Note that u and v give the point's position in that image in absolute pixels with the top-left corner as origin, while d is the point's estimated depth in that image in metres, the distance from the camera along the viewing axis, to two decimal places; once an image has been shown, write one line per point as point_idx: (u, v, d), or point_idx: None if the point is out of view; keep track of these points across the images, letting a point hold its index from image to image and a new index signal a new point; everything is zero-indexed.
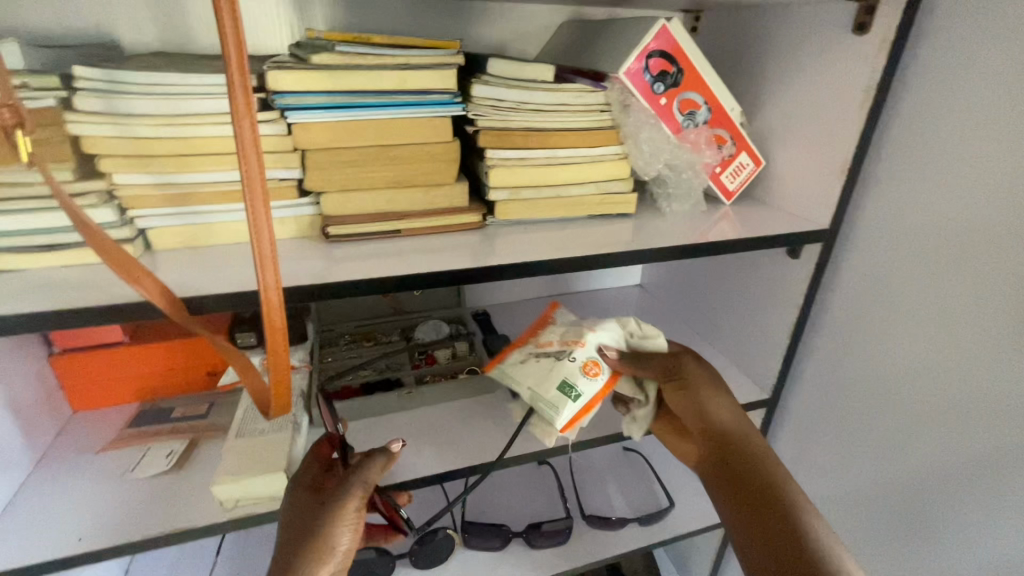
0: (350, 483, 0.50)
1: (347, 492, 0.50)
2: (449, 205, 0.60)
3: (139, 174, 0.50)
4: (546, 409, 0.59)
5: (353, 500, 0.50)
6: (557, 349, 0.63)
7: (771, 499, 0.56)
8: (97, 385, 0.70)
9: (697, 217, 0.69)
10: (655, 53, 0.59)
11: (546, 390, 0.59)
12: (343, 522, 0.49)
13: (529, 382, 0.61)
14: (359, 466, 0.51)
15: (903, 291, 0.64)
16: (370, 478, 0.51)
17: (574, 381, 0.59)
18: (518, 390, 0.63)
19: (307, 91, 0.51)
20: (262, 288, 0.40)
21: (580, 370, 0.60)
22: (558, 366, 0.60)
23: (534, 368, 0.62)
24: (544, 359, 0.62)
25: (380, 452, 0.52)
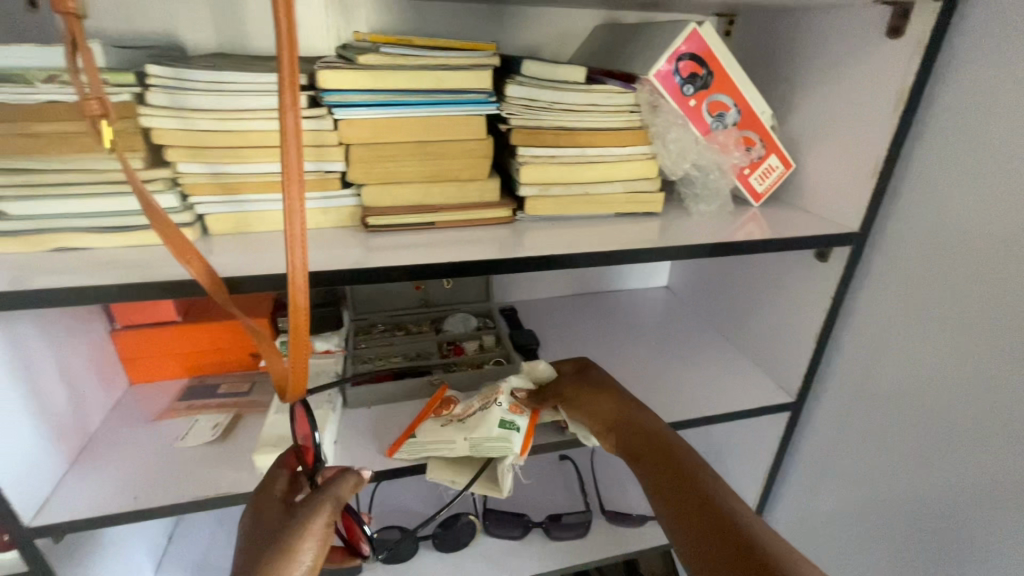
0: (321, 497, 0.48)
1: (317, 506, 0.47)
2: (481, 199, 0.63)
3: (200, 164, 0.54)
4: (494, 447, 0.65)
5: (323, 515, 0.47)
6: (480, 403, 0.68)
7: (691, 490, 0.56)
8: (151, 360, 0.76)
9: (723, 217, 0.69)
10: (686, 56, 0.61)
11: (483, 432, 0.65)
12: (312, 537, 0.46)
13: (463, 433, 0.66)
14: (332, 482, 0.49)
15: (935, 297, 0.64)
16: (340, 495, 0.49)
17: (507, 418, 0.66)
18: (453, 450, 0.66)
19: (353, 89, 0.55)
20: (290, 270, 0.39)
21: (510, 411, 0.66)
22: (489, 413, 0.66)
23: (463, 426, 0.66)
24: (471, 413, 0.68)
25: (353, 471, 0.51)
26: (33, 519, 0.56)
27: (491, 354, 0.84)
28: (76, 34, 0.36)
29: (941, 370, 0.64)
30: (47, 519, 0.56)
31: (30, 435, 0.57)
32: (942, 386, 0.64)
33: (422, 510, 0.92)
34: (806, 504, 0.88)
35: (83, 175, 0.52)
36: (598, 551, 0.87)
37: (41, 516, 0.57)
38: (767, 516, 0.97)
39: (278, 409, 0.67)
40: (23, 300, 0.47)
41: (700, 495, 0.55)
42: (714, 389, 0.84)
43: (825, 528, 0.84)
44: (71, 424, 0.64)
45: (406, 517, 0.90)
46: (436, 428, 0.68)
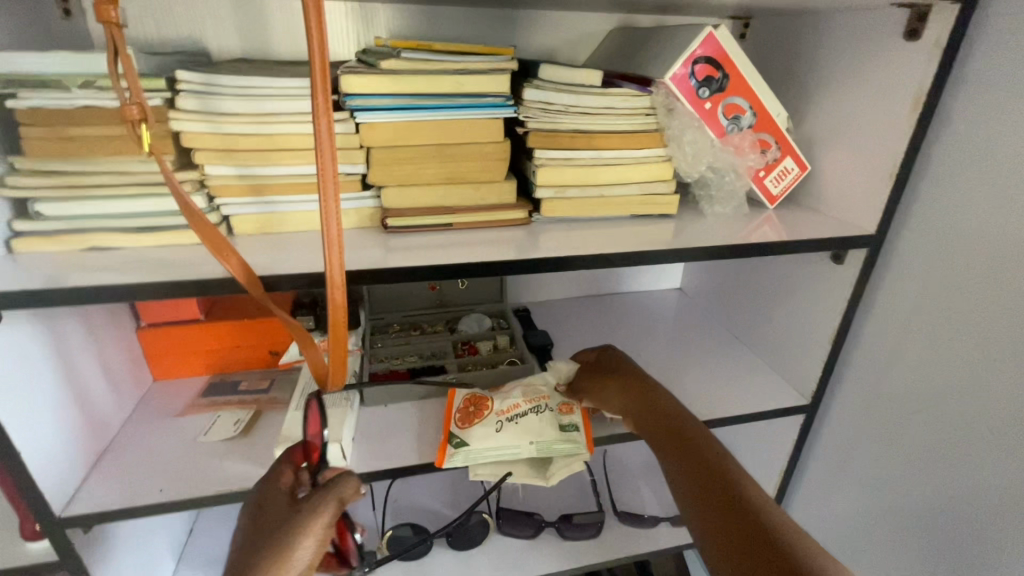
0: (325, 497, 0.50)
1: (321, 506, 0.49)
2: (498, 201, 0.64)
3: (226, 167, 0.56)
4: (562, 449, 0.67)
5: (326, 515, 0.49)
6: (529, 407, 0.70)
7: (713, 472, 0.58)
8: (174, 357, 0.78)
9: (738, 220, 0.70)
10: (702, 59, 0.62)
11: (550, 437, 0.67)
12: (313, 535, 0.48)
13: (527, 439, 0.67)
14: (334, 483, 0.51)
15: (955, 299, 0.63)
16: (343, 496, 0.51)
17: (565, 422, 0.69)
18: (519, 455, 0.66)
19: (374, 93, 0.56)
20: (328, 270, 0.44)
21: (563, 414, 0.70)
22: (546, 418, 0.69)
23: (523, 430, 0.68)
24: (524, 418, 0.69)
25: (356, 473, 0.52)
26: (64, 509, 0.58)
27: (506, 354, 0.85)
28: (117, 42, 0.38)
29: (961, 374, 0.64)
30: (78, 509, 0.58)
31: (62, 427, 0.59)
32: (963, 389, 0.64)
33: (436, 508, 0.93)
34: (819, 508, 0.88)
35: (118, 178, 0.54)
36: (611, 551, 0.87)
37: (72, 506, 0.58)
38: None
39: (298, 406, 0.68)
40: (59, 297, 0.49)
41: (732, 487, 0.56)
42: (728, 391, 0.84)
43: (840, 532, 0.84)
44: (100, 417, 0.66)
45: (421, 515, 0.91)
46: (488, 435, 0.67)
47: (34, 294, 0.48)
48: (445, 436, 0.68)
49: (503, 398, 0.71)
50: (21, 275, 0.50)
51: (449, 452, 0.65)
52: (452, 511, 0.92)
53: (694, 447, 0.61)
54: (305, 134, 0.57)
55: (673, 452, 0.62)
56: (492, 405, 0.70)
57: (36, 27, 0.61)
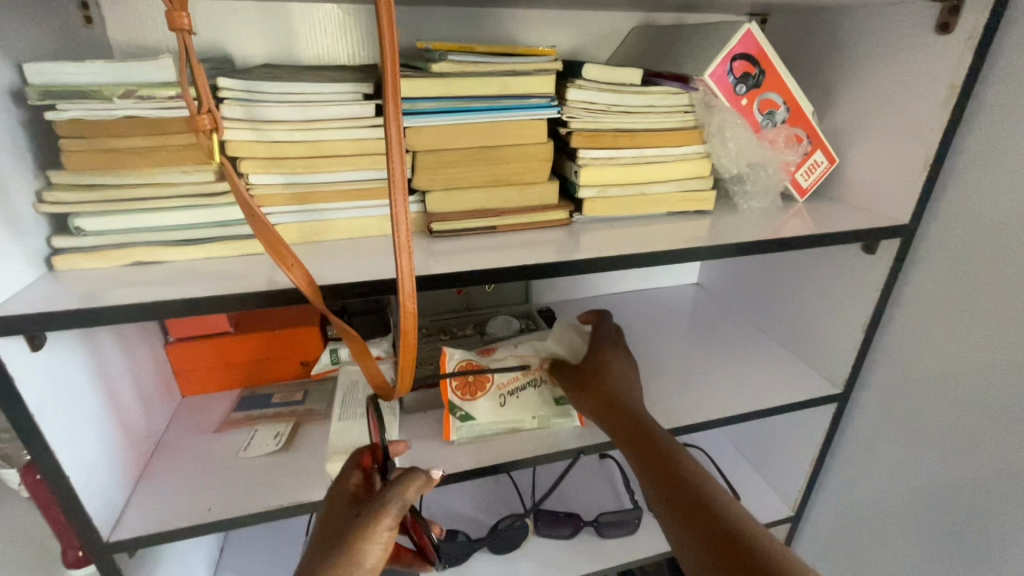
0: (388, 497, 0.49)
1: (382, 507, 0.49)
2: (540, 202, 0.64)
3: (271, 175, 0.55)
4: (558, 423, 0.72)
5: (389, 516, 0.49)
6: (528, 380, 0.72)
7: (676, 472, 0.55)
8: (204, 372, 0.76)
9: (771, 214, 0.71)
10: (739, 56, 0.62)
11: (549, 411, 0.71)
12: (377, 537, 0.48)
13: (529, 412, 0.71)
14: (400, 483, 0.50)
15: (988, 285, 0.65)
16: (407, 496, 0.50)
17: (559, 394, 0.73)
18: (518, 426, 0.70)
19: (421, 97, 0.55)
20: (399, 274, 0.44)
21: (556, 387, 0.73)
22: (544, 392, 0.72)
23: (523, 404, 0.71)
24: (524, 393, 0.72)
25: (422, 471, 0.51)
26: (112, 533, 0.56)
27: None
28: (189, 49, 0.37)
29: (993, 357, 0.65)
30: (126, 533, 0.56)
31: (105, 448, 0.57)
32: (997, 373, 0.65)
33: (470, 514, 0.92)
34: (848, 496, 0.90)
35: (161, 189, 0.52)
36: (648, 547, 0.87)
37: (118, 530, 0.56)
38: (809, 508, 0.98)
39: (342, 416, 0.67)
40: (108, 315, 0.47)
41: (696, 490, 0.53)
42: (757, 383, 0.85)
43: (872, 517, 0.86)
44: (137, 437, 0.64)
45: (455, 521, 0.91)
46: (492, 409, 0.69)
47: (81, 313, 0.46)
48: (447, 408, 0.68)
49: (503, 370, 0.72)
50: (62, 295, 0.48)
51: (454, 426, 0.68)
52: (487, 516, 0.91)
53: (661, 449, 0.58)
54: (350, 141, 0.56)
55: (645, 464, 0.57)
56: (493, 379, 0.71)
57: (63, 36, 0.59)
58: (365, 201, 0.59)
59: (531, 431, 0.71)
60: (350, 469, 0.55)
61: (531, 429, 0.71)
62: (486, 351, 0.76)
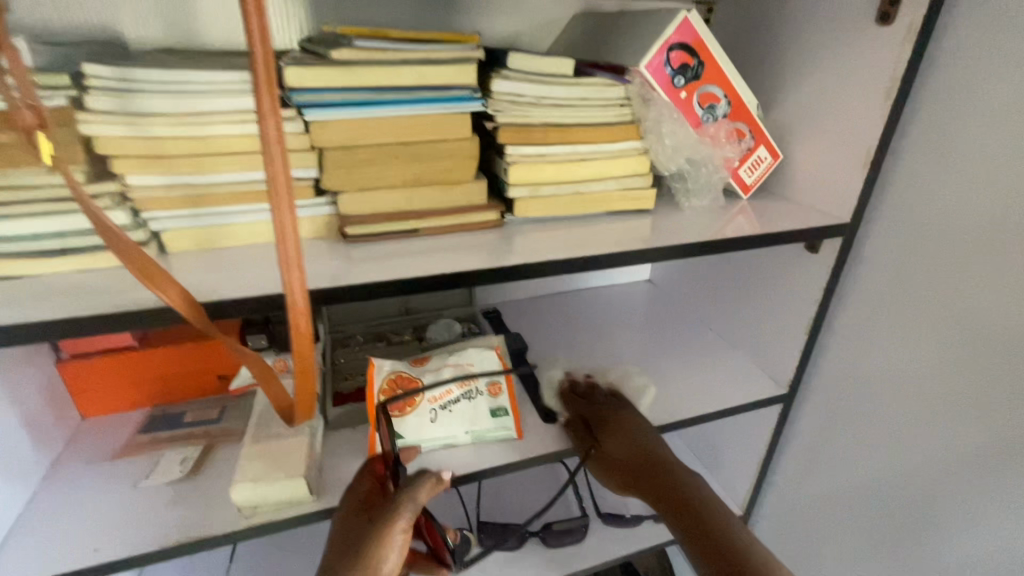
0: (404, 502, 0.56)
1: (399, 513, 0.55)
2: (468, 202, 0.59)
3: (153, 175, 0.48)
4: (494, 436, 0.68)
5: (404, 520, 0.55)
6: (461, 393, 0.67)
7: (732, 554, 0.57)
8: (106, 391, 0.69)
9: (714, 213, 0.68)
10: (677, 46, 0.58)
11: (484, 423, 0.67)
12: (393, 541, 0.54)
13: (463, 427, 0.66)
14: (414, 486, 0.57)
15: (928, 282, 0.64)
16: (420, 498, 0.57)
17: (496, 406, 0.68)
18: (452, 442, 0.66)
19: (325, 87, 0.49)
20: (288, 291, 0.39)
21: (492, 396, 0.69)
22: (478, 404, 0.68)
23: (456, 418, 0.66)
24: (458, 406, 0.67)
25: (433, 474, 0.59)
26: None
27: None
28: None
29: (931, 356, 0.65)
30: None
31: None
32: (937, 371, 0.65)
33: None
34: (798, 494, 0.89)
35: (15, 193, 0.45)
36: (595, 555, 0.85)
37: None
38: (760, 505, 0.98)
39: (256, 438, 0.61)
40: None
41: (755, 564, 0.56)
42: (706, 384, 0.83)
43: (820, 515, 0.86)
44: (15, 470, 0.57)
45: None
46: (422, 426, 0.65)
47: None
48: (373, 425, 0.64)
49: (435, 383, 0.67)
50: None
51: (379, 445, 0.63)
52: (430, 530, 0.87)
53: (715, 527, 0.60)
54: (244, 137, 0.50)
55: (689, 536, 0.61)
56: (424, 391, 0.66)
57: None
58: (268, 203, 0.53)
59: (467, 446, 0.67)
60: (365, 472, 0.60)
61: (467, 444, 0.67)
62: (419, 361, 0.71)
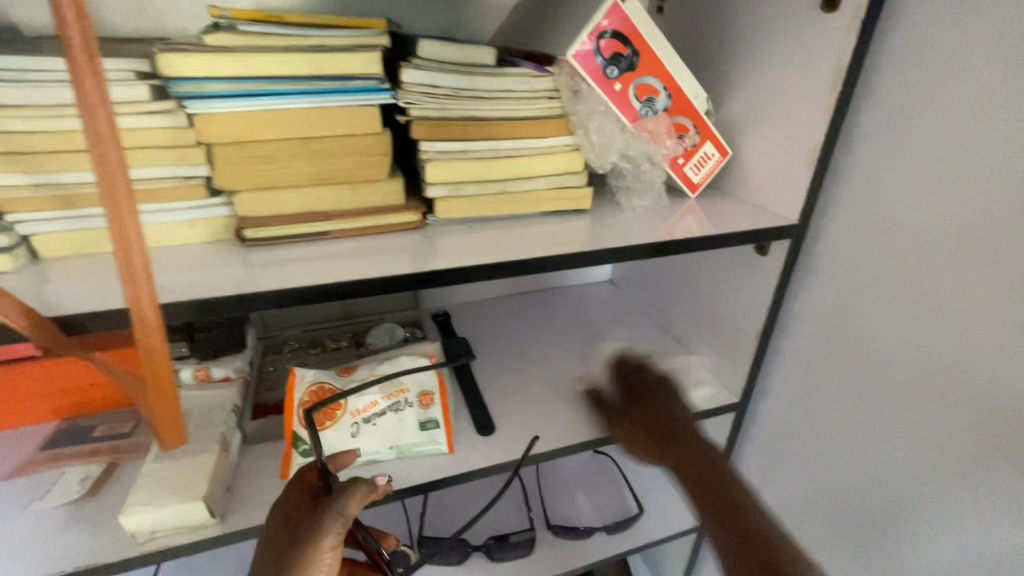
0: (326, 518, 0.49)
1: (320, 531, 0.48)
2: (384, 202, 0.55)
3: (15, 175, 0.44)
4: (422, 451, 0.64)
5: (329, 536, 0.49)
6: (388, 405, 0.63)
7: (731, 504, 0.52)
8: (7, 403, 0.62)
9: (658, 213, 0.64)
10: (608, 33, 0.54)
11: (411, 438, 0.63)
12: (319, 560, 0.48)
13: (388, 442, 0.62)
14: (339, 498, 0.50)
15: (882, 287, 0.61)
16: (348, 510, 0.50)
17: (425, 419, 0.64)
18: (375, 458, 0.62)
19: (207, 77, 0.45)
20: (130, 305, 0.35)
21: (423, 408, 0.65)
22: (406, 417, 0.64)
23: (378, 433, 0.62)
24: (383, 419, 0.63)
25: (361, 485, 0.51)
26: None
27: None
28: None
29: (886, 363, 0.62)
30: None
31: None
32: (891, 380, 0.61)
33: None
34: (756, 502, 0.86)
35: None
36: (543, 570, 0.81)
37: None
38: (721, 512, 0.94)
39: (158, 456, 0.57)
40: None
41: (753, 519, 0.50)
42: None
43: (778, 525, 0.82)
44: None
45: None
46: (341, 442, 0.61)
47: None
48: (289, 440, 0.61)
49: (360, 394, 0.63)
50: None
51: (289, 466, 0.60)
52: None
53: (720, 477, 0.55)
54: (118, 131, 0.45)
55: (700, 490, 0.55)
56: (346, 404, 0.62)
57: None
58: (154, 203, 0.48)
59: (393, 462, 0.63)
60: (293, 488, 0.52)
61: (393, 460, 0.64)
62: (346, 370, 0.67)
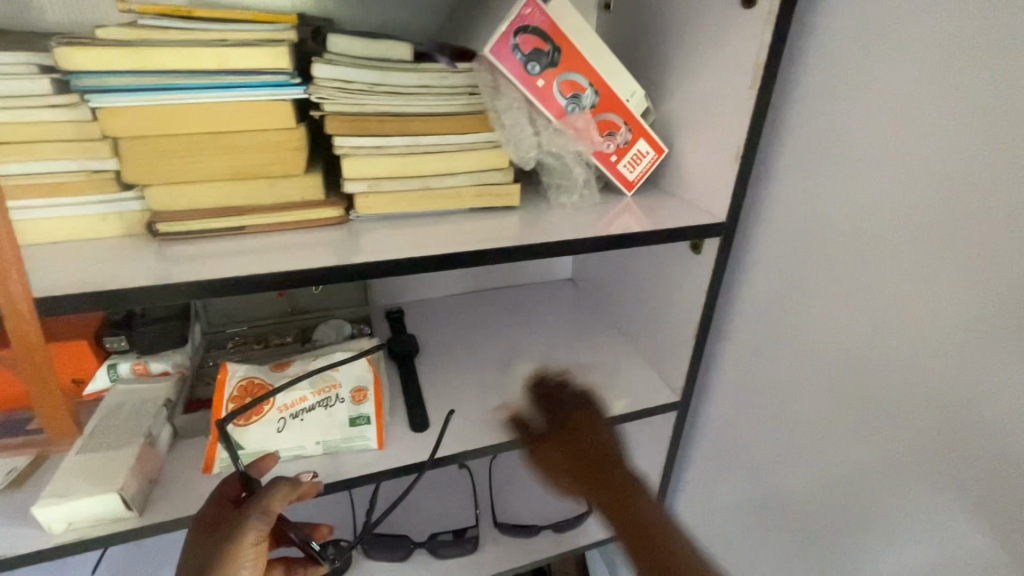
0: (246, 518, 0.51)
1: (240, 532, 0.50)
2: (303, 198, 0.55)
3: None
4: (350, 446, 0.64)
5: (250, 535, 0.51)
6: (317, 401, 0.63)
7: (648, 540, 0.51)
8: None
9: (590, 210, 0.64)
10: (528, 29, 0.54)
11: (339, 433, 0.63)
12: (241, 557, 0.51)
13: (314, 437, 0.62)
14: (261, 496, 0.51)
15: (813, 284, 0.60)
16: (270, 507, 0.51)
17: (356, 415, 0.64)
18: (302, 453, 0.63)
19: (109, 71, 0.45)
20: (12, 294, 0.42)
21: (355, 404, 0.65)
22: (335, 413, 0.64)
23: (306, 428, 0.62)
24: (311, 415, 0.63)
25: (284, 482, 0.52)
26: None
27: None
28: None
29: (815, 360, 0.62)
30: None
31: None
32: (822, 376, 0.61)
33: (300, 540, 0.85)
34: (707, 500, 0.86)
35: None
36: (488, 566, 0.82)
37: None
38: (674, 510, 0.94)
39: (83, 448, 0.57)
40: None
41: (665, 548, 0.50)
42: (602, 388, 0.79)
43: (726, 524, 0.82)
44: None
45: None
46: (268, 437, 0.61)
47: None
48: (215, 434, 0.61)
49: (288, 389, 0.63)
50: None
51: (213, 457, 0.60)
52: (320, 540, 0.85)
53: (634, 499, 0.54)
54: (23, 124, 0.45)
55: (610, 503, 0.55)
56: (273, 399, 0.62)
57: None
58: (64, 197, 0.48)
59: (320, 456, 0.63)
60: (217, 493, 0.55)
61: (320, 455, 0.63)
62: (280, 366, 0.67)
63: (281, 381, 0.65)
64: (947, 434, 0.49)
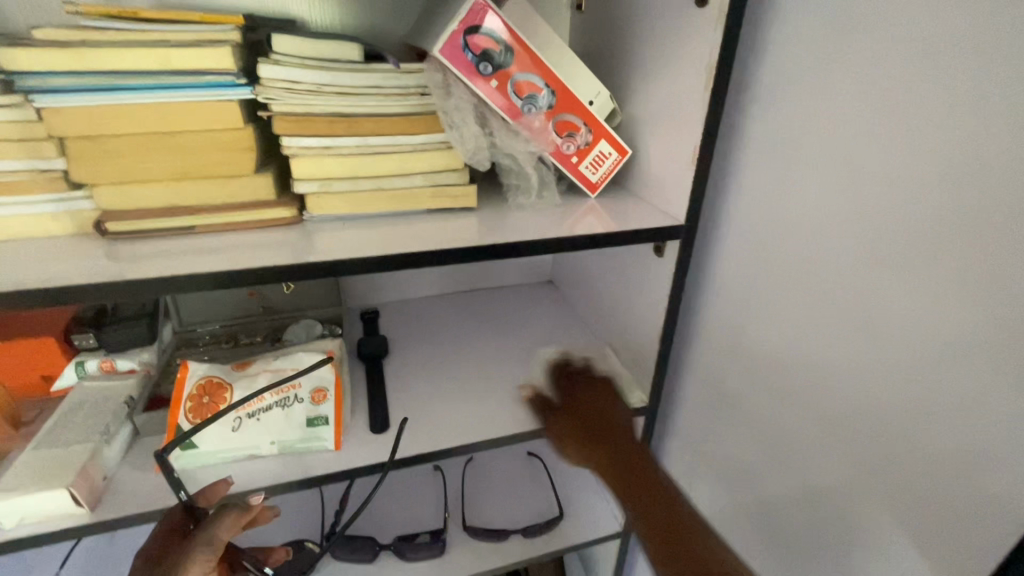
0: (192, 547, 0.47)
1: (186, 561, 0.46)
2: (254, 198, 0.55)
3: None
4: (306, 447, 0.64)
5: (197, 564, 0.46)
6: (275, 401, 0.64)
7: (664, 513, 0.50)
8: None
9: (550, 211, 0.63)
10: (477, 29, 0.53)
11: (295, 434, 0.63)
12: None
13: (269, 437, 0.62)
14: (208, 524, 0.48)
15: (775, 286, 0.60)
16: (219, 533, 0.48)
17: (313, 415, 0.64)
18: (258, 453, 0.62)
19: (52, 71, 0.46)
20: None
21: (313, 404, 0.65)
22: (292, 413, 0.64)
23: (262, 428, 0.62)
24: (268, 415, 0.63)
25: (233, 505, 0.49)
26: None
27: None
28: None
29: (778, 364, 0.61)
30: None
31: None
32: (785, 380, 0.60)
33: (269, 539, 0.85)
34: None
35: None
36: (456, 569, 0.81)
37: None
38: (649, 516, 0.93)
39: (39, 444, 0.58)
40: None
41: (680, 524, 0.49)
42: None
43: None
44: None
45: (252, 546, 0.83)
46: (223, 436, 0.61)
47: None
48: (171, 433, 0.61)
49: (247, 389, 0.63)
50: None
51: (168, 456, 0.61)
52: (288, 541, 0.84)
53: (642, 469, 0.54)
54: None
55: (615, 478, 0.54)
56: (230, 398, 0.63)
57: None
58: (13, 196, 0.49)
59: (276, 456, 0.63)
60: (161, 534, 0.50)
61: (276, 455, 0.63)
62: (241, 366, 0.68)
63: (240, 381, 0.65)
64: (901, 441, 0.48)
